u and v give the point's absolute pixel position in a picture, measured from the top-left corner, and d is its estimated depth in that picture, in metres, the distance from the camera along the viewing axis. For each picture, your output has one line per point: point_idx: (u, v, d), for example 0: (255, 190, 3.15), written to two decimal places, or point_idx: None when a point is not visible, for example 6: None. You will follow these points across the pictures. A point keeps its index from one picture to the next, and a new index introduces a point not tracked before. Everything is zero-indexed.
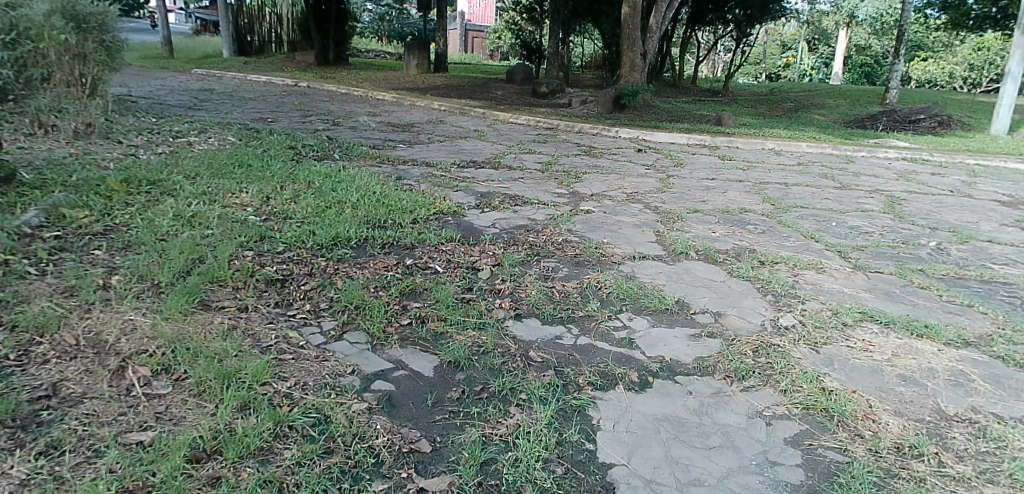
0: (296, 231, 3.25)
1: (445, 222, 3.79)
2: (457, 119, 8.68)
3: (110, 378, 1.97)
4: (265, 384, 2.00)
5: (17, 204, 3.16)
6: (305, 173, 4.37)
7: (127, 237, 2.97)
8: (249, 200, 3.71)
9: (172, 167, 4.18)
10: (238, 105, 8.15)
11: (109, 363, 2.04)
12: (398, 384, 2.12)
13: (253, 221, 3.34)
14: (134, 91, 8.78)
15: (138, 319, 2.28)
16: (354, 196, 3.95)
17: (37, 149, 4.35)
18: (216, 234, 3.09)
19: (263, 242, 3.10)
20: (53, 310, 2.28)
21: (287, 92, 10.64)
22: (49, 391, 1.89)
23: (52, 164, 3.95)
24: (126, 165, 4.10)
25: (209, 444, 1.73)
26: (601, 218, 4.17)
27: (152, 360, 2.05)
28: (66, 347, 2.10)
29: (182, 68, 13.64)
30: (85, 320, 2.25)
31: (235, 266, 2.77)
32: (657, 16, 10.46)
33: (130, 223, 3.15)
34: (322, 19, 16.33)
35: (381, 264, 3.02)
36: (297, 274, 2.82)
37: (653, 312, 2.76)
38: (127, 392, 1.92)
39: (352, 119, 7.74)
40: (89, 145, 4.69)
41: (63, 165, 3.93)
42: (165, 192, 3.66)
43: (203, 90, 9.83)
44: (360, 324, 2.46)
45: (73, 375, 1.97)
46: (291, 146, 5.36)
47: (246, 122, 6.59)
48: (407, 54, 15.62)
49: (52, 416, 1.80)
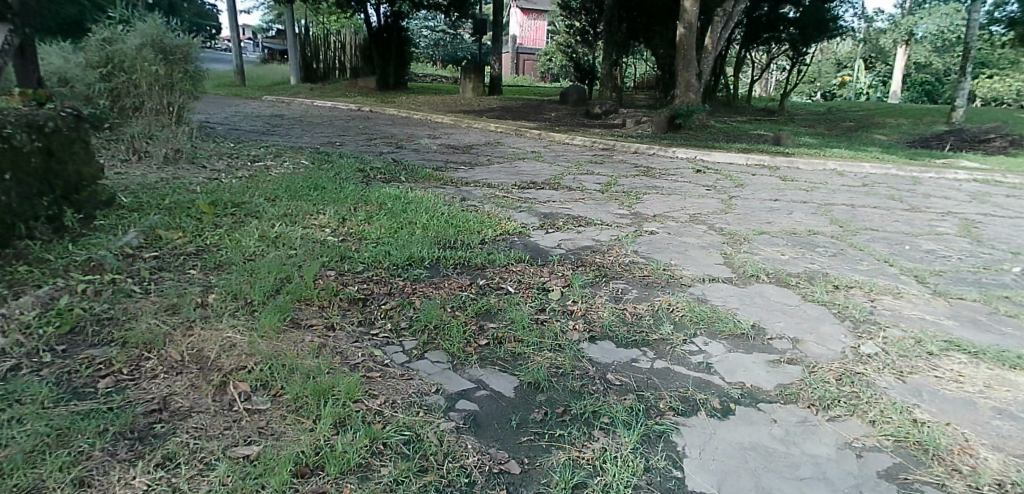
0: (373, 252, 3.35)
1: (511, 242, 3.85)
2: (513, 140, 8.80)
3: (214, 393, 2.07)
4: (356, 402, 2.06)
5: (123, 223, 3.45)
6: (376, 195, 4.50)
7: (219, 258, 3.10)
8: (326, 221, 3.84)
9: (253, 189, 4.39)
10: (307, 129, 8.48)
11: (212, 378, 2.13)
12: (481, 404, 2.15)
13: (331, 241, 3.45)
14: (211, 117, 9.27)
15: (236, 336, 2.37)
16: (423, 217, 4.04)
17: (133, 174, 4.59)
18: (300, 253, 3.21)
19: (343, 262, 3.20)
20: (159, 328, 2.41)
21: (349, 115, 11.00)
22: (161, 405, 2.00)
23: (146, 188, 4.19)
24: (212, 188, 4.32)
25: (312, 460, 1.79)
26: (666, 239, 4.16)
27: (251, 377, 2.14)
28: (172, 363, 2.21)
29: (253, 95, 14.28)
30: (188, 336, 2.36)
31: (320, 285, 2.88)
32: (712, 36, 10.40)
33: (219, 243, 3.30)
34: (384, 46, 16.95)
35: (455, 284, 3.09)
36: (377, 294, 2.90)
37: (729, 336, 2.73)
38: (231, 406, 2.01)
39: (413, 141, 7.97)
40: (178, 170, 4.91)
41: (156, 189, 4.17)
42: (248, 213, 3.83)
43: (273, 115, 10.29)
44: (440, 344, 2.51)
45: (180, 389, 2.08)
46: (359, 170, 5.51)
47: (317, 146, 6.85)
48: (463, 77, 15.90)
49: (165, 429, 1.90)
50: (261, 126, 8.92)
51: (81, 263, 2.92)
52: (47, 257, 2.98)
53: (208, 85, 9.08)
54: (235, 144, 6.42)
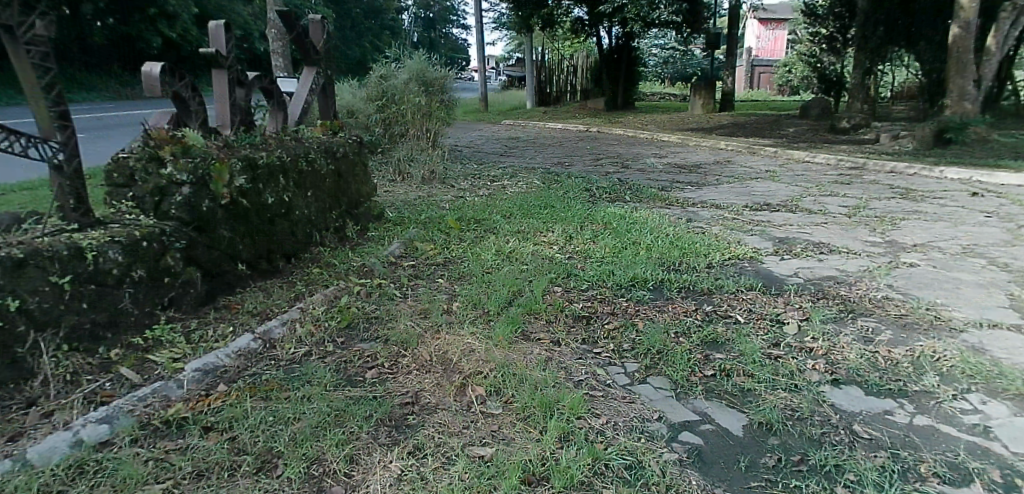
0: (598, 270, 3.88)
1: (742, 268, 3.84)
2: (746, 158, 8.37)
3: (455, 393, 2.68)
4: (580, 418, 2.39)
5: (373, 249, 4.84)
6: (603, 215, 5.33)
7: (462, 269, 4.27)
8: (555, 238, 4.82)
9: (495, 207, 5.94)
10: (538, 152, 9.60)
11: (454, 380, 2.78)
12: (705, 439, 2.23)
13: (561, 259, 4.19)
14: (460, 143, 10.76)
15: (475, 343, 3.07)
16: (649, 238, 4.47)
17: (391, 210, 6.22)
18: (531, 269, 4.02)
19: (569, 278, 3.86)
20: (414, 330, 3.29)
21: (580, 137, 11.50)
22: (413, 399, 2.67)
23: (432, 214, 5.98)
24: (464, 210, 6.07)
25: (538, 470, 2.12)
26: (930, 273, 3.64)
27: (485, 382, 2.71)
28: (423, 362, 2.97)
29: (494, 120, 15.64)
30: (437, 339, 3.18)
31: (548, 300, 3.53)
32: (996, 36, 8.92)
33: (461, 256, 4.60)
34: (613, 67, 17.39)
35: (680, 308, 3.30)
36: (600, 313, 3.34)
37: (1016, 396, 2.34)
38: (469, 408, 2.56)
39: (639, 161, 8.33)
40: (435, 199, 6.68)
41: (417, 210, 6.26)
42: (486, 229, 5.27)
43: (511, 139, 11.45)
44: (663, 370, 2.69)
45: (429, 387, 2.76)
46: (590, 201, 6.03)
47: (549, 168, 8.14)
48: (694, 95, 15.53)
49: (416, 421, 2.52)
50: (498, 152, 9.76)
51: (356, 277, 4.27)
52: (320, 268, 4.44)
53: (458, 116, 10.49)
54: (473, 181, 7.48)
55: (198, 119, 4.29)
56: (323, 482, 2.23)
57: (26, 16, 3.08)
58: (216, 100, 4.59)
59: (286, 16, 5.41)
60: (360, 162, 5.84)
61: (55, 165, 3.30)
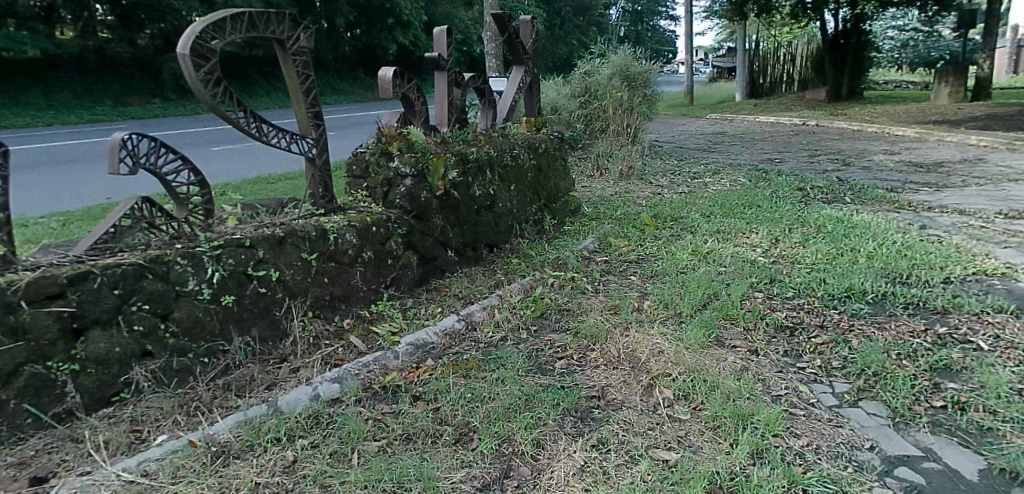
0: (806, 278, 3.81)
1: (989, 287, 3.54)
2: (1002, 156, 7.20)
3: (642, 393, 2.85)
4: (776, 436, 2.47)
5: (569, 243, 5.11)
6: (816, 217, 5.03)
7: (656, 268, 4.33)
8: (759, 241, 4.65)
9: (694, 206, 5.79)
10: (747, 148, 9.21)
11: (641, 379, 2.94)
12: (928, 478, 2.25)
13: (763, 262, 4.17)
14: (662, 138, 10.71)
15: (662, 344, 3.23)
16: (869, 244, 4.23)
17: (588, 206, 6.42)
18: (729, 272, 4.03)
19: (772, 285, 3.81)
20: (604, 324, 3.53)
21: (795, 130, 10.79)
22: (599, 393, 2.87)
23: (623, 215, 5.85)
24: (670, 210, 5.75)
25: (726, 483, 2.23)
26: None
27: (674, 386, 2.84)
28: (611, 358, 3.18)
29: (700, 114, 15.20)
30: (625, 336, 3.37)
31: (747, 306, 3.56)
32: None
33: (655, 256, 4.62)
34: (839, 54, 15.88)
35: (906, 327, 3.19)
36: (808, 324, 3.33)
37: None
38: (655, 409, 2.72)
39: (864, 158, 7.63)
40: (634, 197, 6.59)
41: (614, 207, 6.25)
42: (684, 228, 5.19)
43: (717, 133, 11.12)
44: (878, 394, 2.72)
45: (615, 383, 2.95)
46: (802, 201, 5.67)
47: (757, 164, 7.78)
48: (937, 82, 13.70)
49: (601, 416, 2.71)
50: (702, 149, 9.48)
51: (551, 270, 4.53)
52: (518, 259, 4.84)
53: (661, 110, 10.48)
54: (676, 178, 7.46)
55: (421, 118, 4.71)
56: (511, 461, 2.44)
57: (294, 31, 3.84)
58: (437, 101, 5.01)
59: (501, 20, 5.74)
60: (559, 159, 6.21)
61: (311, 159, 3.98)
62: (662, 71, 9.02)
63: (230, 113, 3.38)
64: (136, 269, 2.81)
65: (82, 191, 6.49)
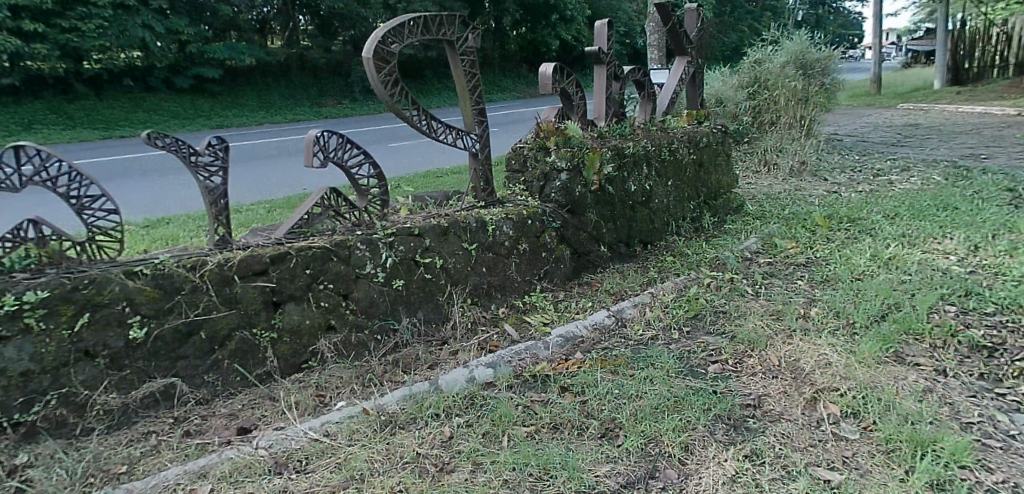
0: (1013, 291, 3.47)
1: None
2: None
3: (803, 406, 2.74)
4: (963, 467, 2.30)
5: (730, 242, 4.93)
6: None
7: (827, 273, 4.07)
8: (954, 247, 4.20)
9: (875, 206, 5.36)
10: (946, 141, 8.26)
11: (804, 392, 2.83)
12: None
13: (957, 272, 3.80)
14: (842, 130, 9.90)
15: (832, 356, 3.06)
16: None
17: (752, 203, 6.14)
18: (915, 281, 3.72)
19: (967, 297, 3.48)
20: (765, 331, 3.40)
21: (1007, 121, 9.49)
22: (755, 402, 2.80)
23: (791, 214, 5.55)
24: (849, 207, 5.45)
25: None
26: None
27: (841, 402, 2.70)
28: (770, 366, 3.07)
29: (889, 104, 13.83)
30: (787, 344, 3.23)
31: (936, 321, 3.27)
32: None
33: (828, 258, 4.35)
34: None
35: None
36: (1012, 345, 3.05)
37: None
38: (818, 426, 2.61)
39: None
40: (805, 194, 6.22)
41: (784, 204, 5.93)
42: (863, 230, 4.81)
43: (909, 125, 10.08)
44: None
45: (773, 393, 2.86)
46: (1011, 204, 5.01)
47: (956, 160, 6.98)
48: None
49: (756, 426, 2.65)
50: (889, 142, 8.64)
51: (708, 270, 4.40)
52: (673, 257, 4.76)
53: (843, 100, 9.69)
54: (858, 174, 6.91)
55: (579, 113, 4.81)
56: (657, 462, 2.44)
57: (464, 32, 4.07)
58: (595, 96, 5.08)
59: (664, 10, 5.61)
60: (722, 154, 6.03)
61: (474, 154, 4.21)
62: (844, 59, 8.35)
63: (407, 111, 3.68)
64: (324, 252, 3.20)
65: (281, 183, 7.34)
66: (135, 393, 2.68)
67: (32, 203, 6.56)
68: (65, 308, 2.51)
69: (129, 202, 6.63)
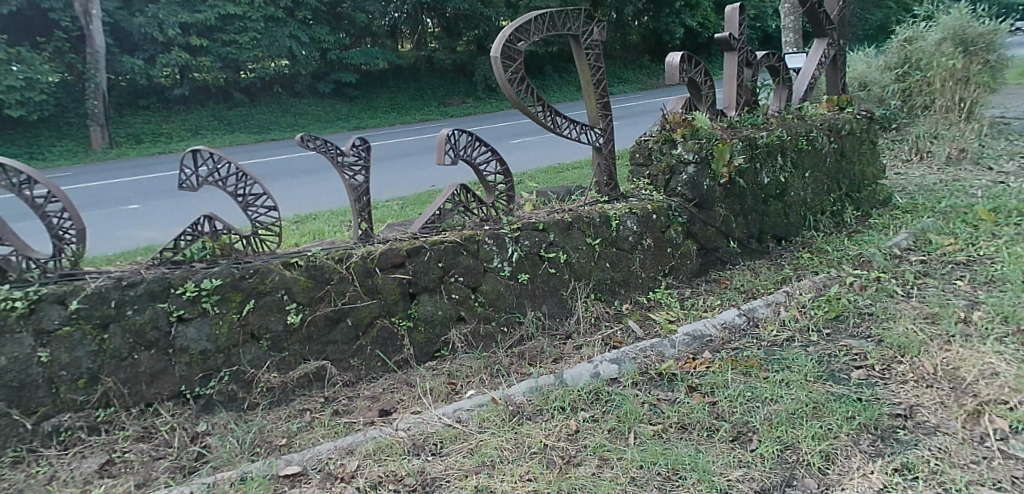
0: None
1: None
2: None
3: (964, 419, 2.52)
4: None
5: (875, 238, 4.58)
6: None
7: (993, 273, 3.69)
8: None
9: None
10: None
11: (964, 404, 2.60)
12: None
13: None
14: (1010, 112, 8.87)
15: (999, 365, 2.79)
16: None
17: (901, 195, 5.67)
18: None
19: None
20: (917, 335, 3.14)
21: None
22: (907, 413, 2.60)
23: (949, 206, 5.08)
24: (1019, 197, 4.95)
25: None
26: None
27: (1010, 417, 2.46)
28: (924, 374, 2.85)
29: None
30: (945, 351, 2.98)
31: None
32: None
33: (994, 257, 3.95)
34: None
35: None
36: None
37: None
38: (981, 442, 2.39)
39: None
40: (965, 184, 5.67)
41: (939, 196, 5.44)
42: None
43: None
44: None
45: (928, 404, 2.65)
46: None
47: None
48: None
49: (907, 438, 2.47)
50: None
51: (851, 268, 4.12)
52: (810, 254, 4.48)
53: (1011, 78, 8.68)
54: None
55: (707, 103, 4.67)
56: (795, 470, 2.33)
57: (589, 25, 4.06)
58: (725, 84, 4.91)
59: None
60: (867, 141, 5.62)
61: (597, 148, 4.20)
62: (1013, 33, 7.48)
63: (531, 108, 3.73)
64: (455, 245, 3.34)
65: (415, 179, 7.75)
66: (291, 373, 2.95)
67: (208, 202, 7.30)
68: (235, 295, 2.80)
69: (288, 197, 7.34)
